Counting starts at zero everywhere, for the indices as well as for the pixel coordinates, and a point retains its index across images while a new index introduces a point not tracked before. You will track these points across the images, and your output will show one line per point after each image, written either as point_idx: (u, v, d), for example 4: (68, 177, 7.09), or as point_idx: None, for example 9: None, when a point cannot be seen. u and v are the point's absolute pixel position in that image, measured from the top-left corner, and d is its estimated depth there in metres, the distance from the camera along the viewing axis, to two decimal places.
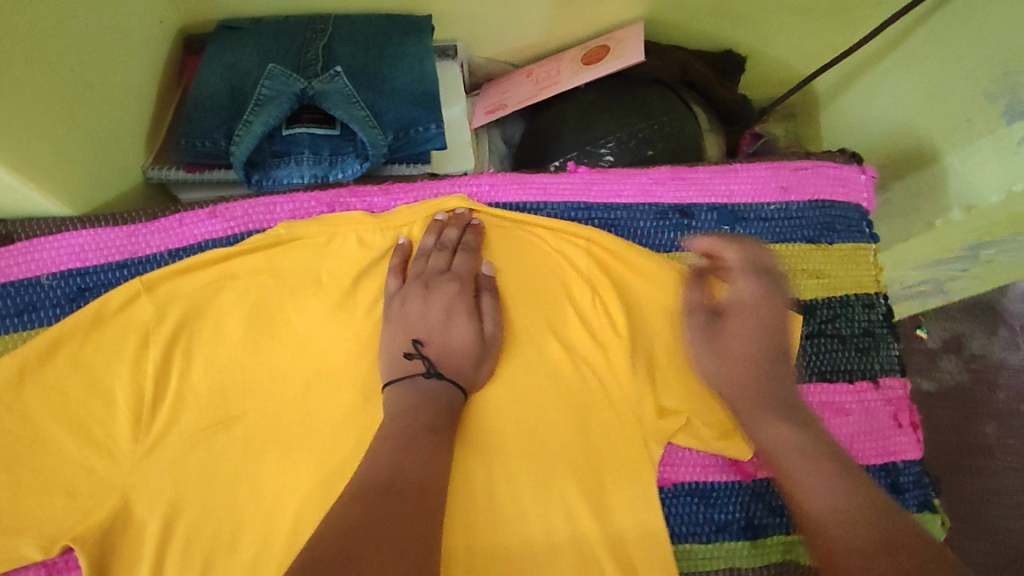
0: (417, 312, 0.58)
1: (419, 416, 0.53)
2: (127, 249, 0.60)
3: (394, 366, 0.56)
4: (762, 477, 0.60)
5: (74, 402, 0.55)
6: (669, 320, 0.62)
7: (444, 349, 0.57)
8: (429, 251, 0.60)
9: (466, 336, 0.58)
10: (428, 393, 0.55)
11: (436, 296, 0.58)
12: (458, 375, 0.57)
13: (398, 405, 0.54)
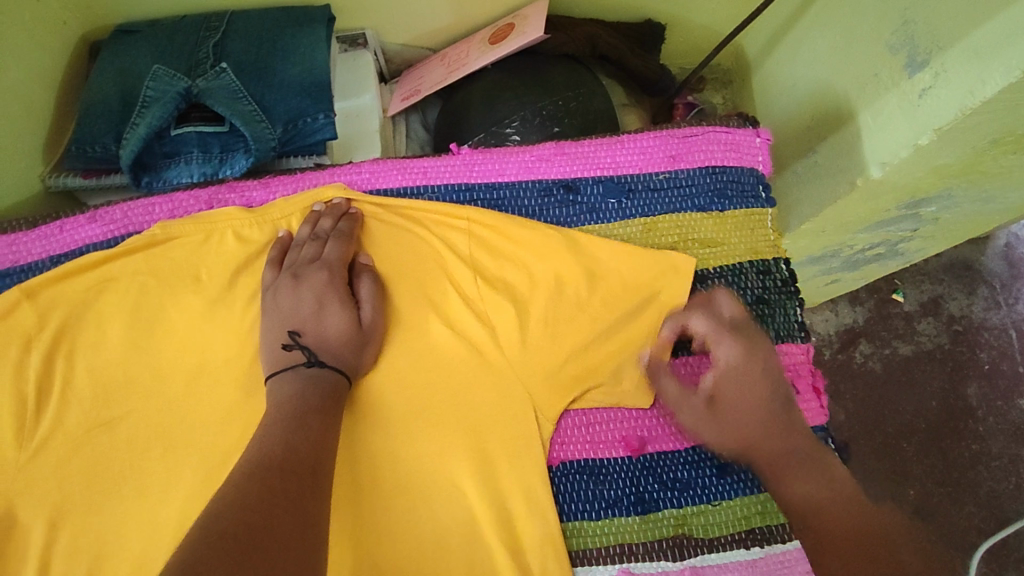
0: (289, 303, 0.57)
1: (295, 407, 0.51)
2: (9, 258, 0.60)
3: (275, 359, 0.56)
4: (650, 452, 0.59)
5: None
6: (553, 296, 0.61)
7: (318, 342, 0.56)
8: (305, 241, 0.60)
9: (339, 326, 0.56)
10: (308, 383, 0.53)
11: (307, 285, 0.57)
12: (341, 362, 0.56)
13: (279, 394, 0.53)
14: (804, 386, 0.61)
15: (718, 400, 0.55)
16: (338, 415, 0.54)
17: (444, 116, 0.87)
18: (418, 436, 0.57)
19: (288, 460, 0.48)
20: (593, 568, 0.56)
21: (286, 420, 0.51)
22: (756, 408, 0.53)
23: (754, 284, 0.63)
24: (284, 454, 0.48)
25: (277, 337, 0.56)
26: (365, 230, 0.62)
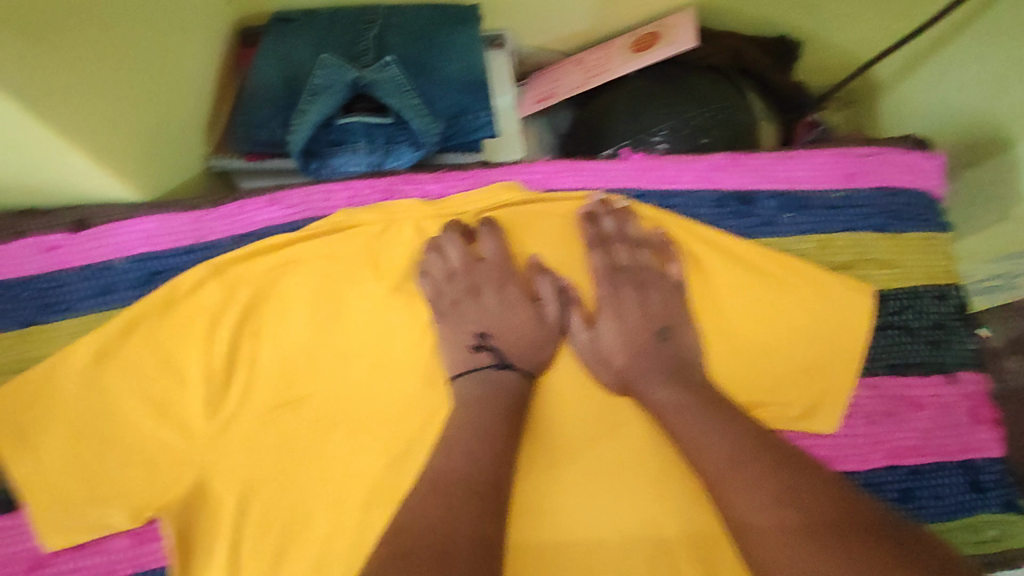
0: (471, 310, 0.59)
1: (487, 412, 0.53)
2: (193, 235, 0.61)
3: (461, 358, 0.58)
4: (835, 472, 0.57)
5: (152, 382, 0.58)
6: (732, 311, 0.60)
7: (505, 341, 0.59)
8: (463, 250, 0.60)
9: (526, 324, 0.59)
10: (497, 385, 0.56)
11: (488, 290, 0.60)
12: (526, 362, 0.58)
13: (467, 394, 0.55)
14: (984, 416, 0.59)
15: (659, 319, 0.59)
16: (515, 419, 0.55)
17: (579, 121, 0.88)
18: (586, 444, 0.58)
19: (482, 476, 0.49)
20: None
21: (481, 425, 0.52)
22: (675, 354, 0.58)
23: (931, 310, 0.61)
24: (477, 467, 0.49)
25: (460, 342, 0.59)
26: (524, 233, 0.62)
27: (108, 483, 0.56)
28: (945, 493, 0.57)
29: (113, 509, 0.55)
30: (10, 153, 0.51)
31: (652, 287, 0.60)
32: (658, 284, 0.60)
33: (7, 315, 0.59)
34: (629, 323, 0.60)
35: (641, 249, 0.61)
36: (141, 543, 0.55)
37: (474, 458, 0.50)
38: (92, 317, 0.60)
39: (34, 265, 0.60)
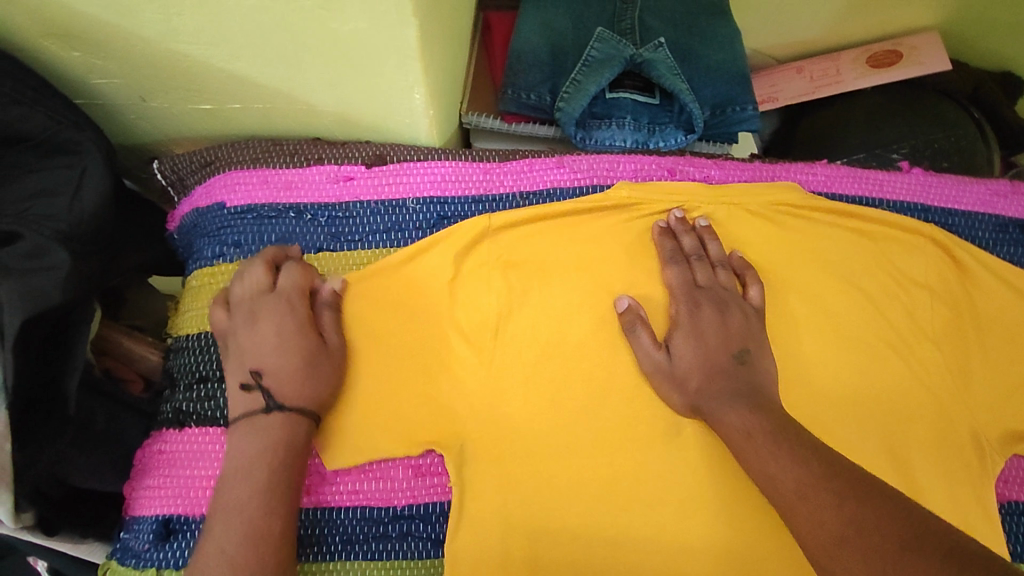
0: (706, 343, 0.54)
1: (257, 463, 0.48)
2: (482, 185, 0.63)
3: (237, 403, 0.52)
4: None
5: (435, 322, 0.58)
6: (1013, 338, 0.59)
7: (281, 379, 0.51)
8: (698, 253, 0.59)
9: (293, 358, 0.52)
10: (268, 431, 0.50)
11: (263, 320, 0.53)
12: (306, 400, 0.52)
13: (238, 451, 0.49)
14: None
15: (704, 339, 0.55)
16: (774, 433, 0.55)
17: (800, 129, 0.86)
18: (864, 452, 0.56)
19: (254, 557, 0.45)
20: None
21: (251, 475, 0.48)
22: (726, 378, 0.53)
23: None
24: (251, 526, 0.46)
25: (702, 362, 0.54)
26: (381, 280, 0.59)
27: (390, 415, 0.56)
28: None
29: (392, 437, 0.55)
30: (371, 85, 0.55)
31: (733, 306, 0.57)
32: (728, 294, 0.57)
33: (298, 238, 0.61)
34: (706, 347, 0.54)
35: (720, 269, 0.59)
36: (420, 478, 0.56)
37: (243, 534, 0.45)
38: (378, 251, 0.61)
39: (328, 193, 0.62)
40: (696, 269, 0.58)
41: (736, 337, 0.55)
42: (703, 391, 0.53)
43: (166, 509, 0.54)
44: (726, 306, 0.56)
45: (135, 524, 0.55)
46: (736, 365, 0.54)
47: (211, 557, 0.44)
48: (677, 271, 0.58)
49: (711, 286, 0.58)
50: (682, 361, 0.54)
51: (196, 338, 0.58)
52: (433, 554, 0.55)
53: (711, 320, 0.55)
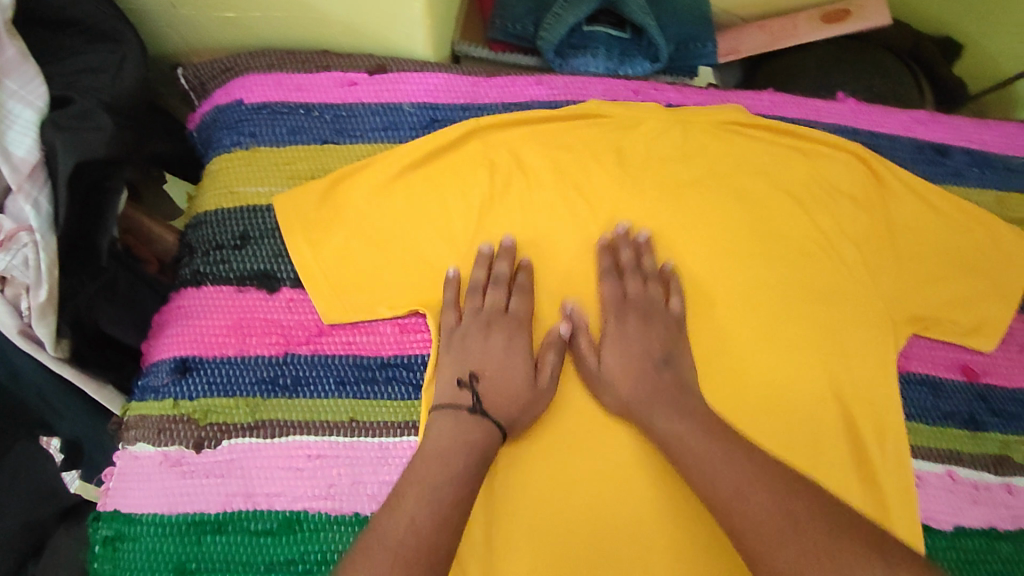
0: (635, 345, 0.61)
1: (452, 452, 0.53)
2: (469, 95, 0.72)
3: (447, 393, 0.58)
4: (985, 382, 0.67)
5: (422, 207, 0.67)
6: (917, 242, 0.69)
7: (492, 388, 0.59)
8: (501, 278, 0.63)
9: (520, 377, 0.60)
10: (471, 426, 0.55)
11: (496, 335, 0.61)
12: (506, 417, 0.58)
13: (441, 434, 0.55)
14: None
15: (625, 329, 0.63)
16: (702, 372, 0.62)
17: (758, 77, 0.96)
18: (781, 328, 0.66)
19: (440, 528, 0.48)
20: (930, 461, 0.64)
21: (447, 461, 0.52)
22: (641, 369, 0.60)
23: None
24: (442, 503, 0.50)
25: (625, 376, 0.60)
26: (395, 254, 0.65)
27: (380, 279, 0.64)
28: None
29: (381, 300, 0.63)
30: None
31: (657, 317, 0.63)
32: (659, 291, 0.65)
33: (307, 131, 0.69)
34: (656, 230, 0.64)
35: (645, 255, 0.66)
36: (405, 333, 0.64)
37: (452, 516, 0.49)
38: (377, 146, 0.69)
39: (333, 95, 0.70)
40: (625, 267, 0.65)
41: (659, 340, 0.62)
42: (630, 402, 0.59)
43: (182, 352, 0.62)
44: (649, 318, 0.63)
45: (154, 366, 0.62)
46: (673, 343, 0.62)
47: (403, 521, 0.48)
48: (609, 257, 0.66)
49: (644, 267, 0.66)
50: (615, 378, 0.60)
51: (213, 214, 0.66)
52: (412, 397, 0.62)
53: (635, 323, 0.63)
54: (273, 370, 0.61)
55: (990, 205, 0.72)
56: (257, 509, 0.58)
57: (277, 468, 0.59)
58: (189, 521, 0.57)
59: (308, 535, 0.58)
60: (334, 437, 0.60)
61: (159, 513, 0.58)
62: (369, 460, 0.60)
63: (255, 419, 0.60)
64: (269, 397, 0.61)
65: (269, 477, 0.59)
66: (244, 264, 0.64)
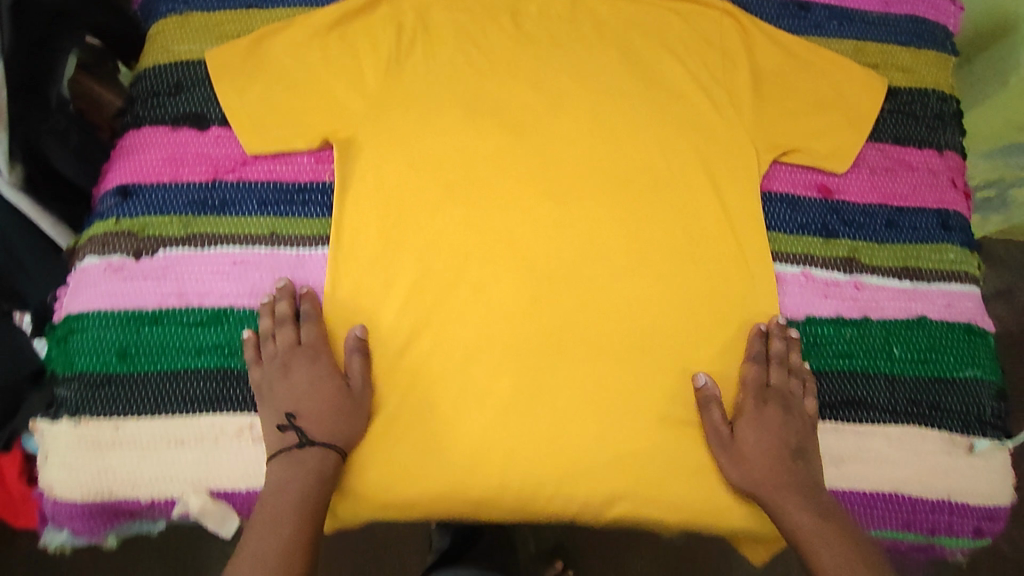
0: (752, 462, 0.64)
1: (292, 485, 0.60)
2: None
3: (272, 440, 0.63)
4: (840, 200, 0.75)
5: (329, 55, 0.73)
6: (782, 81, 0.77)
7: (312, 420, 0.63)
8: (285, 317, 0.66)
9: (330, 397, 0.63)
10: (305, 460, 0.61)
11: (296, 370, 0.64)
12: (340, 437, 0.63)
13: (279, 478, 0.61)
14: (960, 183, 0.77)
15: (744, 437, 0.65)
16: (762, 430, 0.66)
17: None
18: (657, 157, 0.74)
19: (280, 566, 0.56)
20: (787, 264, 0.72)
21: (286, 494, 0.60)
22: (779, 467, 0.64)
23: (935, 105, 0.79)
24: (284, 540, 0.57)
25: (777, 468, 0.64)
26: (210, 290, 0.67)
27: (291, 115, 0.71)
28: (921, 226, 0.75)
29: (293, 134, 0.71)
30: None
31: (795, 406, 0.67)
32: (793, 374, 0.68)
33: None
34: None
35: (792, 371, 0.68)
36: (319, 164, 0.72)
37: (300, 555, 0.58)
38: (297, 9, 0.78)
39: None
40: (755, 415, 0.66)
41: (795, 435, 0.66)
42: (764, 484, 0.64)
43: (122, 180, 0.70)
44: (784, 456, 0.65)
45: (98, 196, 0.71)
46: (795, 460, 0.64)
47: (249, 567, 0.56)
48: (756, 369, 0.68)
49: (784, 395, 0.67)
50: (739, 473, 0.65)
51: (149, 69, 0.75)
52: (325, 215, 0.71)
53: (767, 418, 0.66)
54: (203, 194, 0.70)
55: (846, 50, 0.80)
56: (188, 306, 0.66)
57: (206, 273, 0.67)
58: (130, 315, 0.66)
59: (234, 325, 0.66)
60: (256, 247, 0.69)
61: (104, 309, 0.66)
62: (288, 263, 0.69)
63: (187, 232, 0.68)
64: (198, 215, 0.69)
65: (199, 280, 0.67)
66: (177, 107, 0.73)
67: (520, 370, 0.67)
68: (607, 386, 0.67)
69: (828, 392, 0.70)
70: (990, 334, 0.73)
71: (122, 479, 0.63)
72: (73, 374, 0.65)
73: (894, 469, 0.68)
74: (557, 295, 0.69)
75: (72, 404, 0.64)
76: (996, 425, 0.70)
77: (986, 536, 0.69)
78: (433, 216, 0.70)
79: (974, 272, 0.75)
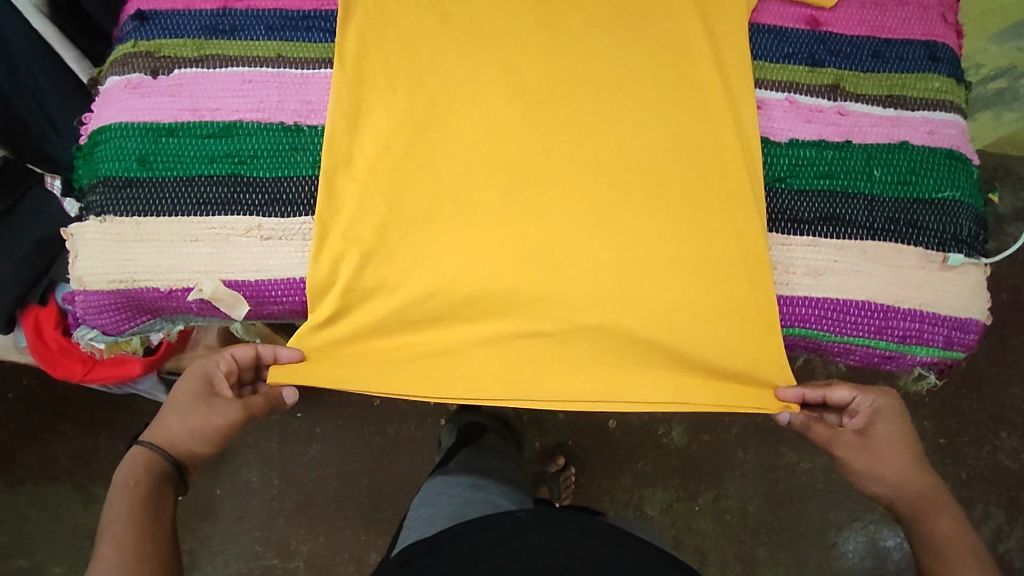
0: (893, 461, 0.71)
1: (140, 483, 0.66)
2: None
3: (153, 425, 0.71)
4: (827, 31, 0.77)
5: None
6: None
7: (170, 418, 0.70)
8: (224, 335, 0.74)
9: (191, 406, 0.70)
10: (142, 462, 0.68)
11: (186, 375, 0.72)
12: (179, 441, 0.69)
13: (132, 475, 0.66)
14: (951, 18, 0.78)
15: (875, 438, 0.71)
16: (894, 441, 0.71)
17: None
18: None
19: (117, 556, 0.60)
20: (770, 90, 0.75)
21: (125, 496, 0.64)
22: (910, 463, 0.71)
23: None
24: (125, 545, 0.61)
25: (923, 472, 0.71)
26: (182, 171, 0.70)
27: None
28: (908, 57, 0.76)
29: None
30: None
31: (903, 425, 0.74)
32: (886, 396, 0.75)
33: None
34: None
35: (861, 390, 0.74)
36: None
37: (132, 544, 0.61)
38: None
39: None
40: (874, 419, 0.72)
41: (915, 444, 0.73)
42: (916, 483, 0.70)
43: (139, 7, 0.75)
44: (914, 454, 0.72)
45: (121, 23, 0.75)
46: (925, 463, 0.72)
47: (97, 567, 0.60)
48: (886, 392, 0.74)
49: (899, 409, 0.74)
50: (889, 474, 0.70)
51: None
52: (328, 41, 0.74)
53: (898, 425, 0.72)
54: (215, 20, 0.74)
55: None
56: (202, 120, 0.71)
57: (218, 92, 0.72)
58: (148, 127, 0.71)
59: (243, 137, 0.71)
60: (263, 67, 0.73)
61: (124, 121, 0.71)
62: (293, 84, 0.73)
63: (200, 54, 0.73)
64: (211, 40, 0.74)
65: (212, 96, 0.72)
66: None
67: (511, 190, 0.71)
68: (593, 202, 0.71)
69: (807, 210, 0.72)
70: (972, 162, 0.75)
71: (144, 269, 0.69)
72: (98, 180, 0.70)
73: (870, 282, 0.71)
74: (547, 120, 0.73)
75: (98, 206, 0.69)
76: (973, 246, 0.72)
77: (956, 348, 0.72)
78: (427, 45, 0.74)
79: (960, 103, 0.76)
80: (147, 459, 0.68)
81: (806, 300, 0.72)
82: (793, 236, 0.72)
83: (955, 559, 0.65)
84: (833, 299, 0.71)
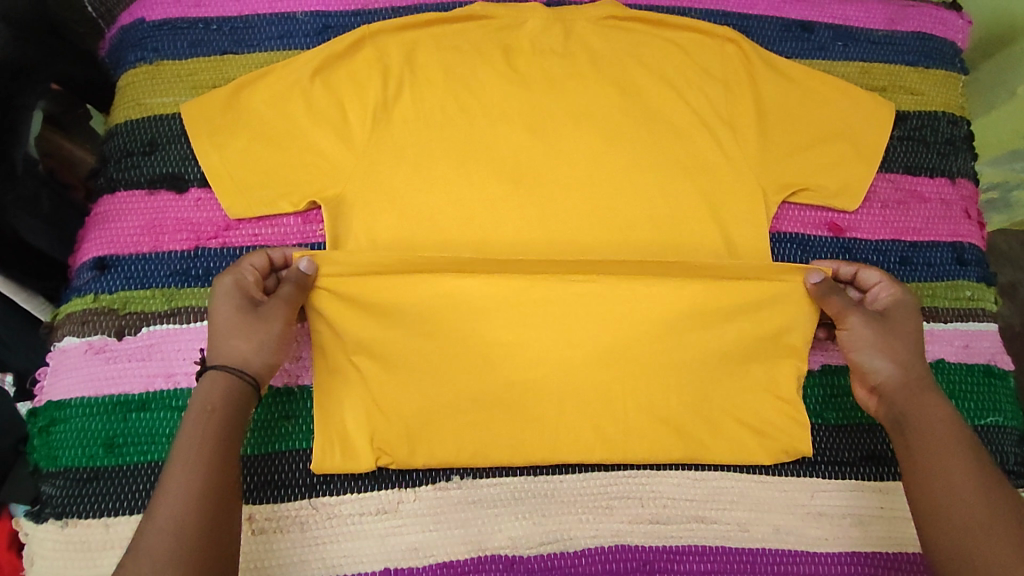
0: (900, 338, 0.63)
1: (221, 407, 0.55)
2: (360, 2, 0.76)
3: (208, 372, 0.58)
4: (851, 237, 0.73)
5: (307, 107, 0.68)
6: (789, 115, 0.72)
7: (221, 349, 0.58)
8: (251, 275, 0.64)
9: (239, 326, 0.59)
10: (214, 390, 0.56)
11: (220, 305, 0.60)
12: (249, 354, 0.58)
13: (211, 396, 0.56)
14: (973, 212, 0.75)
15: (889, 317, 0.64)
16: (908, 329, 0.64)
17: None
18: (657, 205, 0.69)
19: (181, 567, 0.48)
20: None
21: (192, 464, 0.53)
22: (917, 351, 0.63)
23: (946, 130, 0.77)
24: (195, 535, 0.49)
25: (920, 356, 0.62)
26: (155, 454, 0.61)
27: (268, 172, 0.67)
28: (936, 262, 0.73)
29: (271, 198, 0.66)
30: None
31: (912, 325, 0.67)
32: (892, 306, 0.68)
33: (206, 44, 0.73)
34: None
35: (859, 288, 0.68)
36: (305, 225, 0.69)
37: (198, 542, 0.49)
38: (276, 54, 0.74)
39: (230, 9, 0.75)
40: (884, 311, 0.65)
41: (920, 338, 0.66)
42: (921, 388, 0.61)
43: (97, 252, 0.66)
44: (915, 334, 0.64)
45: (77, 270, 0.66)
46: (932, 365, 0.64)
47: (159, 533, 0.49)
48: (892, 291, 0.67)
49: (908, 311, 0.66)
50: (891, 372, 0.62)
51: (122, 124, 0.70)
52: None
53: (906, 324, 0.64)
54: (186, 263, 0.66)
55: (853, 69, 0.78)
56: (177, 388, 0.63)
57: (193, 353, 0.64)
58: (114, 402, 0.62)
59: None
60: None
61: (85, 396, 0.62)
62: None
63: (170, 307, 0.65)
64: (182, 288, 0.65)
65: (188, 359, 0.64)
66: (153, 167, 0.68)
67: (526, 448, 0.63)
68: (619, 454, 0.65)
69: (848, 449, 0.67)
70: (1009, 371, 0.72)
71: None
72: (57, 469, 0.61)
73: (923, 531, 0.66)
74: None
75: (58, 503, 0.60)
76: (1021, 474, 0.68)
77: None
78: None
79: (991, 307, 0.73)
80: (225, 383, 0.57)
81: (854, 558, 0.65)
82: (838, 480, 0.66)
83: (948, 468, 0.56)
84: (887, 554, 0.65)
